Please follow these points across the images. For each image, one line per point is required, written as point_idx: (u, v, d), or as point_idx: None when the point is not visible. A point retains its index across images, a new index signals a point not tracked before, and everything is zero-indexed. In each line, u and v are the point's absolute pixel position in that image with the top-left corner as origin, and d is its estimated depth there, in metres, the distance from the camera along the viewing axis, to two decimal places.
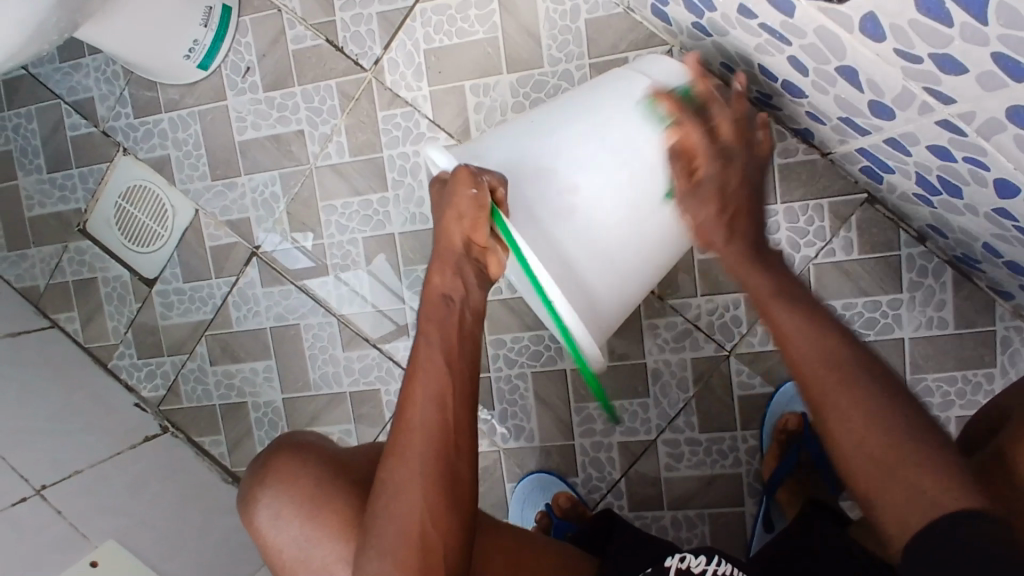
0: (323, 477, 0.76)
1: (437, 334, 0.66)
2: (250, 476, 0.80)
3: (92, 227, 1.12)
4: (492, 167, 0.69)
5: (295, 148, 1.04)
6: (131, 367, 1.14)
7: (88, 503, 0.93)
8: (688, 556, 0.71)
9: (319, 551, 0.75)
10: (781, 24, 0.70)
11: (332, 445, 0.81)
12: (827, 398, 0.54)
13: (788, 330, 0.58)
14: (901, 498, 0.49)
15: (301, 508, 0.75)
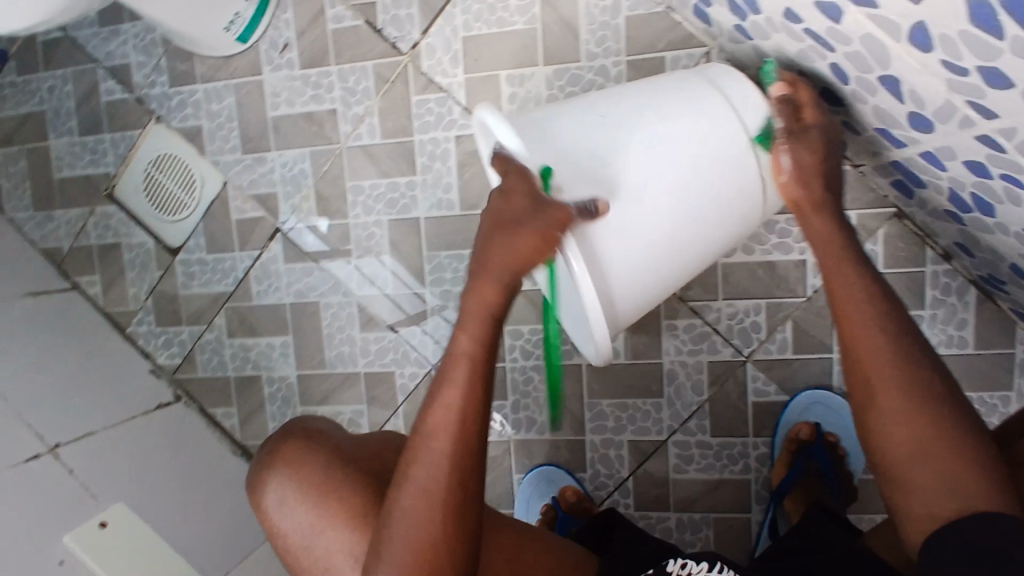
0: (329, 468, 0.76)
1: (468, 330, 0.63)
2: (258, 462, 0.81)
3: (120, 193, 1.12)
4: (558, 144, 0.66)
5: (327, 127, 1.04)
6: (149, 334, 1.14)
7: (100, 463, 0.93)
8: (689, 562, 0.69)
9: (324, 538, 0.75)
10: (826, 30, 0.70)
11: (341, 434, 0.81)
12: (886, 373, 0.62)
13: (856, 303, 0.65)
14: (928, 482, 0.58)
15: (307, 496, 0.76)
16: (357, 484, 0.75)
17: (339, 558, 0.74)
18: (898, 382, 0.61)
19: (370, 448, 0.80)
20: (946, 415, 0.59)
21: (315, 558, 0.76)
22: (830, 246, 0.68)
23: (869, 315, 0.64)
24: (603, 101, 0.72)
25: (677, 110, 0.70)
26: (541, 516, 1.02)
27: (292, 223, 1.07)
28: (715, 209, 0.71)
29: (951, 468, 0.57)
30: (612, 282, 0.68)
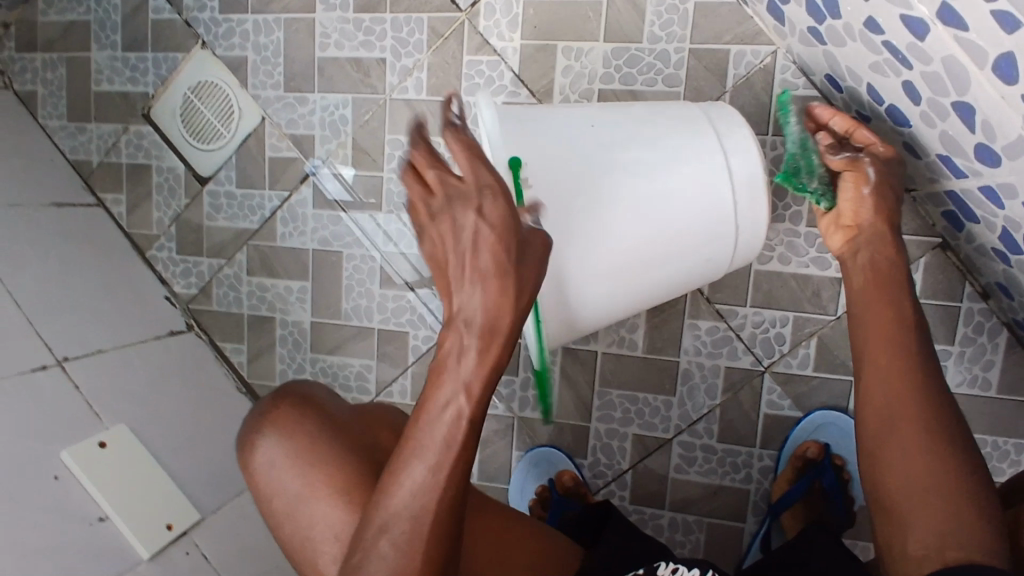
0: (321, 442, 0.76)
1: (467, 356, 0.56)
2: (251, 421, 0.80)
3: (156, 114, 1.11)
4: (547, 162, 0.68)
5: (374, 76, 1.02)
6: (168, 261, 1.13)
7: (106, 381, 0.93)
8: (682, 568, 0.66)
9: (308, 510, 0.75)
10: (907, 45, 0.67)
11: (339, 408, 0.80)
12: (892, 383, 0.67)
13: (882, 319, 0.70)
14: (923, 515, 0.60)
15: (297, 463, 0.76)
16: (348, 462, 0.75)
17: (318, 530, 0.74)
18: (906, 396, 0.66)
19: (364, 427, 0.80)
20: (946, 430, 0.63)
21: (296, 525, 0.75)
22: (873, 263, 0.73)
23: (889, 332, 0.69)
24: (589, 115, 0.74)
25: (649, 139, 0.72)
26: (535, 495, 1.02)
27: (318, 163, 1.06)
28: (682, 237, 0.73)
29: (944, 477, 0.61)
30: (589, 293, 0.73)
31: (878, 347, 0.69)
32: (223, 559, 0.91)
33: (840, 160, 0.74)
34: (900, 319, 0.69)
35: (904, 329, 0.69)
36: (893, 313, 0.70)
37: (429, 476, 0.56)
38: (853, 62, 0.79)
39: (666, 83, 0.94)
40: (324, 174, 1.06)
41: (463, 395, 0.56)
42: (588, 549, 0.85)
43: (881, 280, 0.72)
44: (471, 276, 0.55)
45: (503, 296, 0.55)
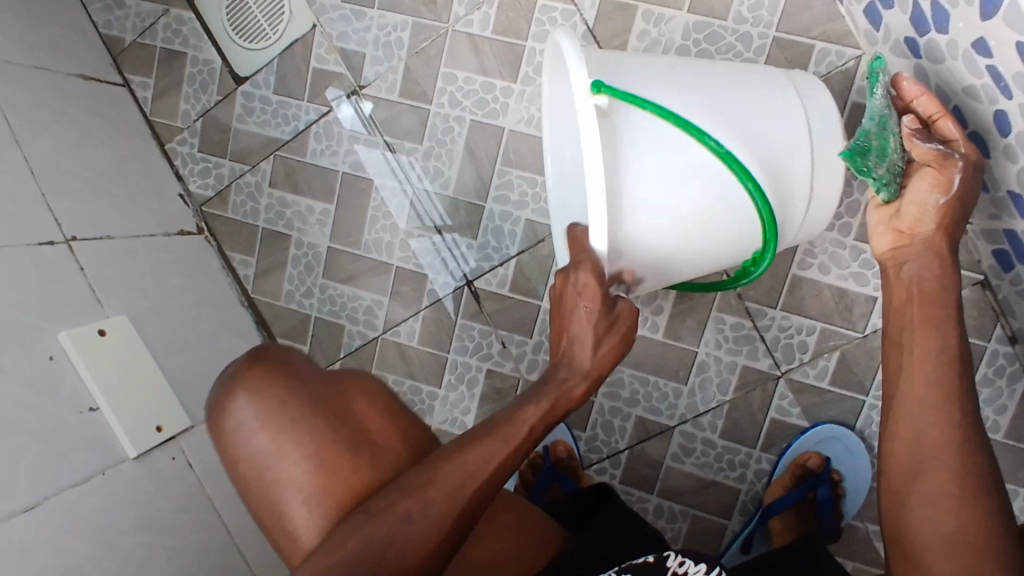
0: (298, 401, 0.71)
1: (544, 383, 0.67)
2: (224, 377, 0.74)
3: (200, 1, 1.04)
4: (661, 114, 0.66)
5: (441, 3, 0.97)
6: (188, 157, 1.08)
7: (113, 269, 0.89)
8: (688, 561, 0.64)
9: (277, 474, 0.70)
10: (1013, 75, 0.65)
11: (313, 371, 0.74)
12: (929, 426, 0.64)
13: (929, 352, 0.66)
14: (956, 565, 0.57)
15: (273, 425, 0.70)
16: (322, 428, 0.70)
17: (288, 495, 0.69)
18: (942, 438, 0.63)
19: (342, 388, 0.74)
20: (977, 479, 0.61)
21: (264, 486, 0.70)
22: (920, 277, 0.70)
23: (933, 360, 0.66)
24: (675, 70, 0.71)
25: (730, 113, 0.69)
26: (527, 460, 1.02)
27: (341, 92, 1.02)
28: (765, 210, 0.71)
29: (964, 526, 0.59)
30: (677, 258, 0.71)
31: (916, 380, 0.66)
32: (207, 472, 0.88)
33: (929, 150, 0.71)
34: (949, 353, 0.66)
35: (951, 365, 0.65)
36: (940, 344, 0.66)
37: (475, 466, 0.63)
38: (945, 81, 0.76)
39: None
40: (347, 105, 1.02)
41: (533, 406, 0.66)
42: (571, 536, 0.82)
43: (931, 303, 0.68)
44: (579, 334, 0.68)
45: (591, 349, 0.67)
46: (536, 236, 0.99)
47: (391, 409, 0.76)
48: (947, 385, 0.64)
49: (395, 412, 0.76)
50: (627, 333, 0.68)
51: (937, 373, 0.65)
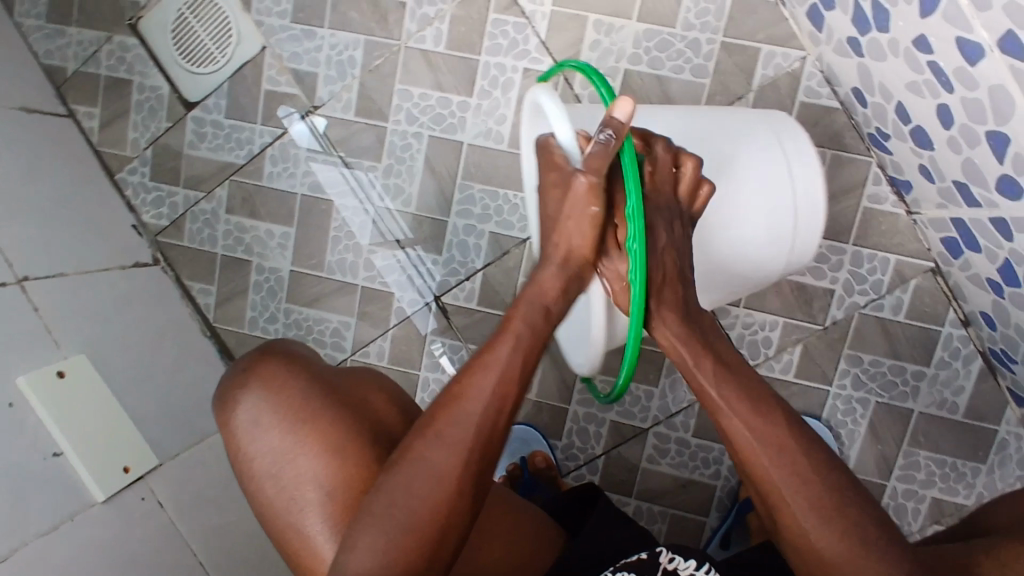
0: (308, 394, 0.72)
1: (535, 296, 0.61)
2: (229, 379, 0.75)
3: (144, 27, 1.02)
4: None
5: (392, 20, 0.97)
6: (140, 186, 1.05)
7: (68, 308, 0.86)
8: (677, 558, 0.65)
9: (293, 468, 0.70)
10: (953, 70, 0.68)
11: (329, 368, 0.76)
12: (795, 512, 0.54)
13: (742, 443, 0.56)
14: None
15: (282, 422, 0.71)
16: (336, 417, 0.71)
17: (303, 489, 0.69)
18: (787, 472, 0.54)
19: (356, 385, 0.75)
20: (871, 546, 0.52)
21: (278, 487, 0.70)
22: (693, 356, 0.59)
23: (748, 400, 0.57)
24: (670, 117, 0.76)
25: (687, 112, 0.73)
26: (505, 472, 1.01)
27: (292, 112, 1.00)
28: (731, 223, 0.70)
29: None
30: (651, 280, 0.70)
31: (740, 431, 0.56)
32: (180, 509, 0.86)
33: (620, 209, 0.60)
34: (767, 434, 0.56)
35: (774, 440, 0.55)
36: (744, 428, 0.56)
37: (477, 393, 0.59)
38: (887, 78, 0.79)
39: (693, 72, 0.93)
40: (302, 125, 1.01)
41: (540, 318, 0.61)
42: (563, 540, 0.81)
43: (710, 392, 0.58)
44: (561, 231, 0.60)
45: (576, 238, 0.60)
46: (501, 248, 0.99)
47: (405, 405, 0.78)
48: (781, 468, 0.55)
49: (407, 406, 0.78)
50: (592, 204, 0.57)
51: (760, 457, 0.55)
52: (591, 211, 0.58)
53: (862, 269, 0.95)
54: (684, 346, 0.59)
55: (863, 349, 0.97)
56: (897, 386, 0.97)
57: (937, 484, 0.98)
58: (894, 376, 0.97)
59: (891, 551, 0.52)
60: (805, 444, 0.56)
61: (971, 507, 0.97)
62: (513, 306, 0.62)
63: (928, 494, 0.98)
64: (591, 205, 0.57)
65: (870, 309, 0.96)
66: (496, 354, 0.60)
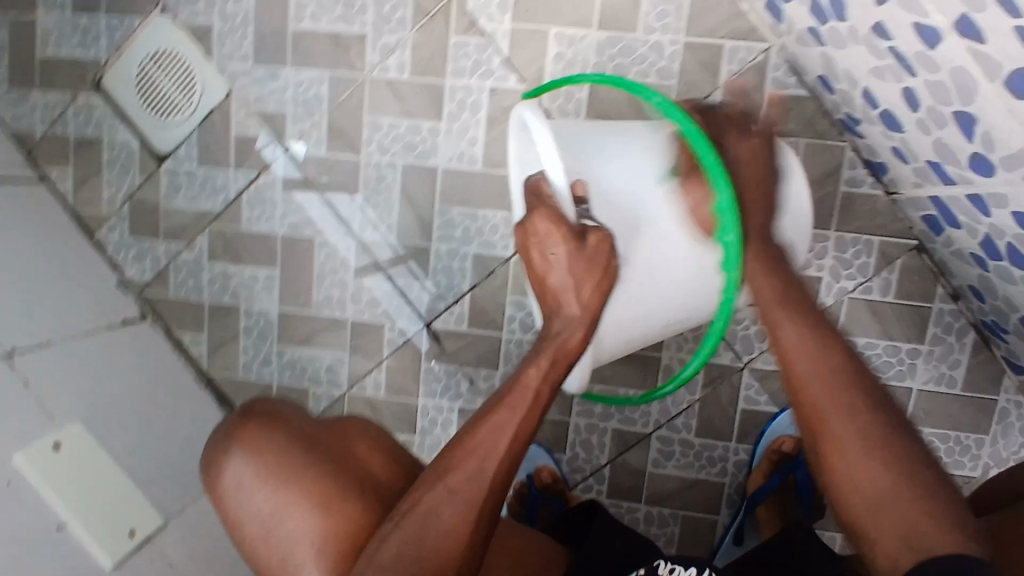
0: (291, 453, 0.74)
1: (545, 359, 0.65)
2: (213, 445, 0.77)
3: (108, 84, 1.02)
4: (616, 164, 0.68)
5: (353, 52, 0.97)
6: (120, 243, 1.05)
7: (56, 376, 0.86)
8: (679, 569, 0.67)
9: (284, 528, 0.72)
10: (915, 54, 0.68)
11: (310, 421, 0.78)
12: (842, 434, 0.59)
13: (800, 366, 0.63)
14: (894, 526, 0.55)
15: (269, 484, 0.73)
16: (320, 476, 0.73)
17: (295, 547, 0.71)
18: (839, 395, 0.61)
19: (339, 435, 0.78)
20: (915, 470, 0.56)
21: (270, 546, 0.73)
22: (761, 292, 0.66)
23: (812, 328, 0.64)
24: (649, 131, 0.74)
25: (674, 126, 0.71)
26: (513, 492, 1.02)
27: (273, 141, 1.00)
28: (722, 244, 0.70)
29: (906, 499, 0.55)
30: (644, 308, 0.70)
31: (806, 355, 0.63)
32: (190, 566, 0.87)
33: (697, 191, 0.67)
34: (828, 360, 0.62)
35: (830, 366, 0.62)
36: (807, 355, 0.63)
37: (487, 445, 0.63)
38: (851, 65, 0.79)
39: (658, 76, 0.93)
40: (278, 155, 1.00)
41: (537, 379, 0.64)
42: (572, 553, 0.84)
43: (775, 312, 0.66)
44: (569, 286, 0.64)
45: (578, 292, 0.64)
46: (486, 268, 0.99)
47: (392, 449, 0.80)
48: (834, 394, 0.61)
49: (394, 450, 0.80)
50: (605, 258, 0.62)
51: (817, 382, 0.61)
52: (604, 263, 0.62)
53: (846, 254, 0.95)
54: (761, 271, 0.66)
55: (855, 333, 0.97)
56: (894, 366, 0.97)
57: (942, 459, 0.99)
58: (889, 357, 0.97)
59: (933, 485, 0.56)
60: (860, 376, 0.62)
61: (978, 478, 0.98)
62: (530, 363, 0.65)
63: None
64: (608, 257, 0.62)
65: (859, 293, 0.96)
66: (509, 410, 0.64)
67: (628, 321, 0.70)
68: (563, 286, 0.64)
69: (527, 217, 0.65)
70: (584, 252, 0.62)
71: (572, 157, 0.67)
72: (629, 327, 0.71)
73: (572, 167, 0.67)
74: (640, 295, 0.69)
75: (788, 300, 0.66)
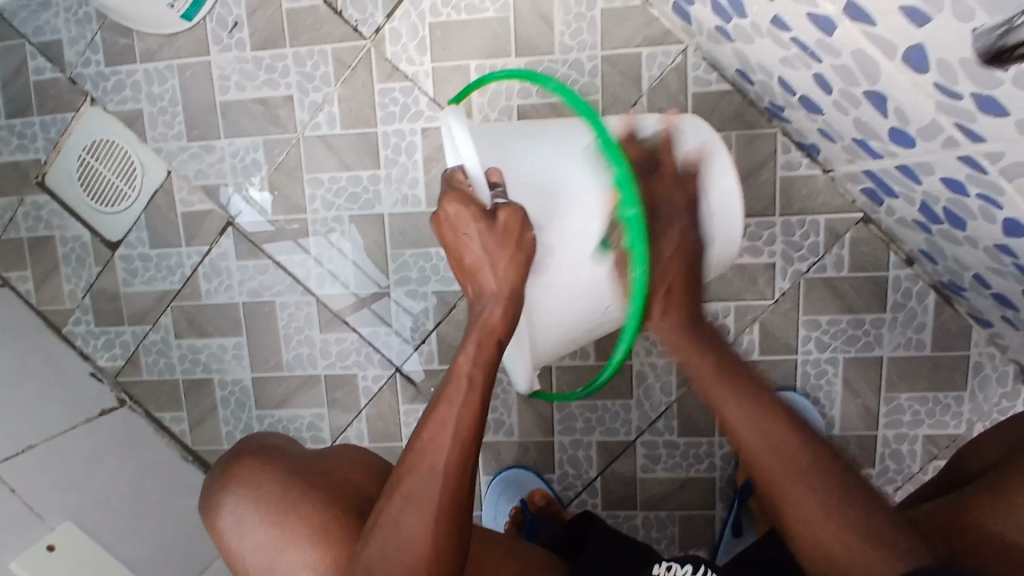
0: (284, 484, 0.76)
1: (477, 346, 0.65)
2: (210, 484, 0.79)
3: (51, 181, 1.03)
4: (528, 164, 0.68)
5: (283, 114, 0.98)
6: (87, 334, 1.06)
7: (40, 478, 0.87)
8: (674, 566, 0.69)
9: (282, 559, 0.73)
10: (815, 41, 0.68)
11: (303, 454, 0.80)
12: (796, 498, 0.59)
13: (746, 439, 0.61)
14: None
15: (264, 518, 0.75)
16: (313, 505, 0.74)
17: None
18: (778, 457, 0.60)
19: (333, 464, 0.79)
20: (861, 524, 0.56)
21: None
22: (680, 340, 0.66)
23: (728, 386, 0.64)
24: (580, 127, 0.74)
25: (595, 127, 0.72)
26: (510, 519, 1.00)
27: (236, 194, 1.00)
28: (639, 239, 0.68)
29: (860, 547, 0.56)
30: (566, 308, 0.70)
31: (741, 426, 0.62)
32: None
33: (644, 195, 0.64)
34: (768, 432, 0.61)
35: (769, 431, 0.61)
36: (737, 412, 0.62)
37: (435, 441, 0.64)
38: (762, 57, 0.79)
39: (582, 92, 0.94)
40: (238, 206, 1.01)
41: (474, 366, 0.65)
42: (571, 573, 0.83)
43: (716, 387, 0.64)
44: (487, 271, 0.64)
45: (495, 272, 0.64)
46: (447, 305, 1.00)
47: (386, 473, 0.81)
48: (772, 458, 0.60)
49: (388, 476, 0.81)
50: (520, 235, 0.63)
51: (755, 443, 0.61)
52: (516, 243, 0.63)
53: (795, 237, 0.96)
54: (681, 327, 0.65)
55: (817, 311, 0.98)
56: (860, 338, 0.98)
57: (924, 421, 0.99)
58: (855, 329, 0.98)
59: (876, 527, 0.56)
60: (790, 427, 0.61)
61: (963, 435, 0.98)
62: (461, 350, 0.66)
63: (919, 433, 0.99)
64: (521, 235, 0.63)
65: (814, 272, 0.97)
66: (448, 403, 0.65)
67: (557, 322, 0.71)
68: (481, 263, 0.64)
69: (438, 206, 0.65)
70: (497, 229, 0.63)
71: (491, 152, 0.69)
72: (562, 318, 0.71)
73: (493, 159, 0.68)
74: (557, 296, 0.69)
75: (726, 370, 0.64)
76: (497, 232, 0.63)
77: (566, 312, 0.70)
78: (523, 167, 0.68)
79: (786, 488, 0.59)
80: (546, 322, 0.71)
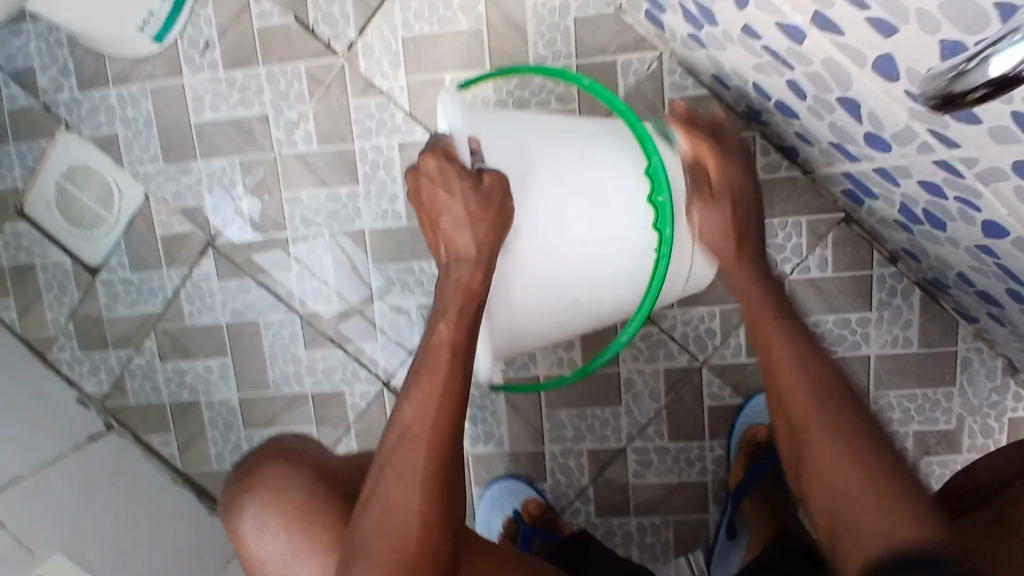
0: (306, 488, 0.75)
1: (455, 319, 0.64)
2: (232, 487, 0.78)
3: (29, 209, 1.02)
4: (512, 138, 0.66)
5: (258, 133, 0.97)
6: (73, 361, 1.06)
7: (28, 510, 0.86)
8: None
9: (303, 564, 0.73)
10: (786, 50, 0.67)
11: (329, 458, 0.79)
12: (820, 429, 0.61)
13: (778, 354, 0.66)
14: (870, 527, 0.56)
15: (286, 522, 0.74)
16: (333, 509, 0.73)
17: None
18: (808, 391, 0.63)
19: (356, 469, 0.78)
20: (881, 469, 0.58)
21: None
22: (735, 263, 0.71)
23: (782, 334, 0.67)
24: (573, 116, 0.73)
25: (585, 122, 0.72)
26: (503, 530, 0.99)
27: (216, 200, 0.99)
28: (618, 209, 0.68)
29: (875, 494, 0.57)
30: (534, 289, 0.67)
31: (777, 349, 0.66)
32: None
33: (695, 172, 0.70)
34: (813, 372, 0.64)
35: (815, 375, 0.64)
36: (783, 342, 0.66)
37: (419, 409, 0.65)
38: (736, 63, 0.79)
39: (559, 101, 0.93)
40: (220, 215, 1.00)
41: (450, 338, 0.65)
42: None
43: (762, 312, 0.69)
44: (464, 236, 0.63)
45: (472, 236, 0.63)
46: None
47: None
48: (814, 395, 0.63)
49: None
50: (500, 200, 0.62)
51: (794, 374, 0.64)
52: (492, 207, 0.62)
53: (777, 239, 0.95)
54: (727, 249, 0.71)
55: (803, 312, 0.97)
56: (847, 338, 0.97)
57: (914, 418, 0.99)
58: (841, 329, 0.97)
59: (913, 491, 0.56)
60: (832, 379, 0.64)
61: (954, 430, 0.98)
62: (441, 318, 0.65)
63: (909, 430, 0.99)
64: (498, 200, 0.62)
65: (798, 274, 0.96)
66: (429, 373, 0.65)
67: (528, 307, 0.69)
68: (458, 222, 0.63)
69: (418, 159, 0.63)
70: (476, 192, 0.62)
71: (482, 117, 0.66)
72: (530, 301, 0.68)
73: (472, 124, 0.65)
74: (526, 276, 0.67)
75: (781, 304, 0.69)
76: (476, 196, 0.62)
77: (537, 293, 0.68)
78: (502, 143, 0.66)
79: (827, 435, 0.61)
80: (511, 305, 0.68)
